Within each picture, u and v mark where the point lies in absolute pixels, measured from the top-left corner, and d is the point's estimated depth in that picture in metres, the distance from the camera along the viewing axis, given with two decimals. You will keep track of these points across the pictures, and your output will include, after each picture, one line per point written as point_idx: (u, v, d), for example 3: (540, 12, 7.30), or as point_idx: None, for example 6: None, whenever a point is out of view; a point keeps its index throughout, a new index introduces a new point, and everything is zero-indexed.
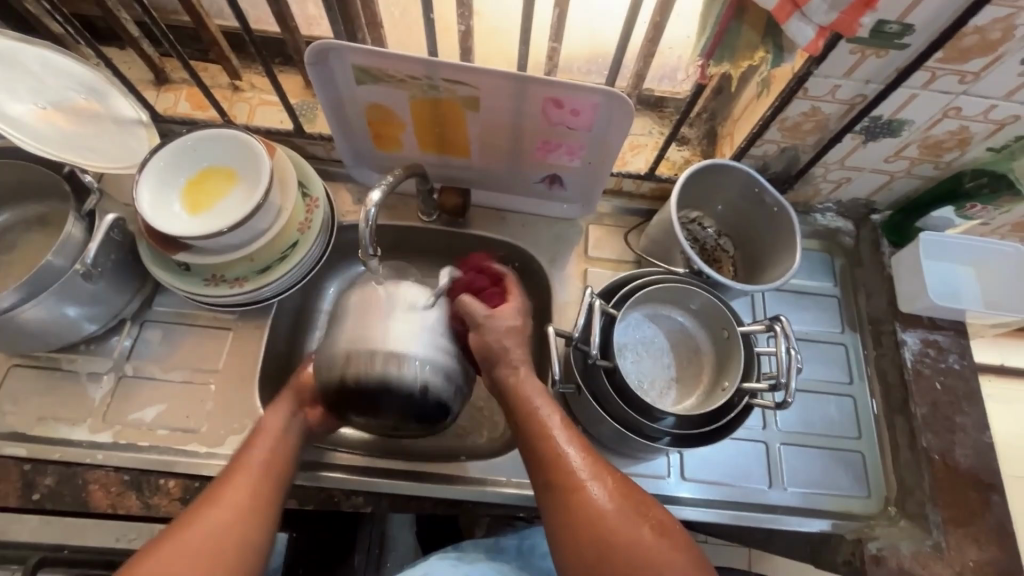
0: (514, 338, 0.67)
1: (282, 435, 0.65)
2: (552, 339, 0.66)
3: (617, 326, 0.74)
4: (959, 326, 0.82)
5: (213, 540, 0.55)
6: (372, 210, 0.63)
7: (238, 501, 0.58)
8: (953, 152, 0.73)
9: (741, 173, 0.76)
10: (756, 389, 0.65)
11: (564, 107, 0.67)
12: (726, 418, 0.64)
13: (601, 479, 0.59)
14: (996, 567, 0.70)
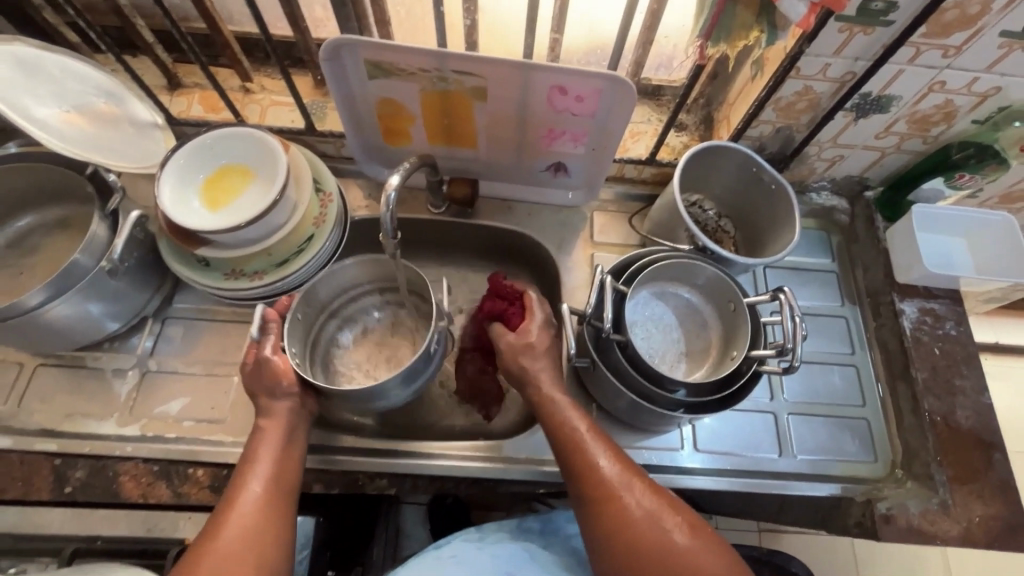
0: (543, 358, 0.69)
1: (284, 441, 0.64)
2: (566, 316, 0.68)
3: (626, 305, 0.77)
4: (954, 294, 0.85)
5: (232, 564, 0.55)
6: (392, 195, 0.65)
7: (248, 518, 0.58)
8: (940, 126, 0.77)
9: (739, 154, 0.79)
10: (763, 355, 0.67)
11: (568, 94, 0.70)
12: (736, 386, 0.67)
13: (633, 484, 0.60)
14: (1001, 521, 0.72)
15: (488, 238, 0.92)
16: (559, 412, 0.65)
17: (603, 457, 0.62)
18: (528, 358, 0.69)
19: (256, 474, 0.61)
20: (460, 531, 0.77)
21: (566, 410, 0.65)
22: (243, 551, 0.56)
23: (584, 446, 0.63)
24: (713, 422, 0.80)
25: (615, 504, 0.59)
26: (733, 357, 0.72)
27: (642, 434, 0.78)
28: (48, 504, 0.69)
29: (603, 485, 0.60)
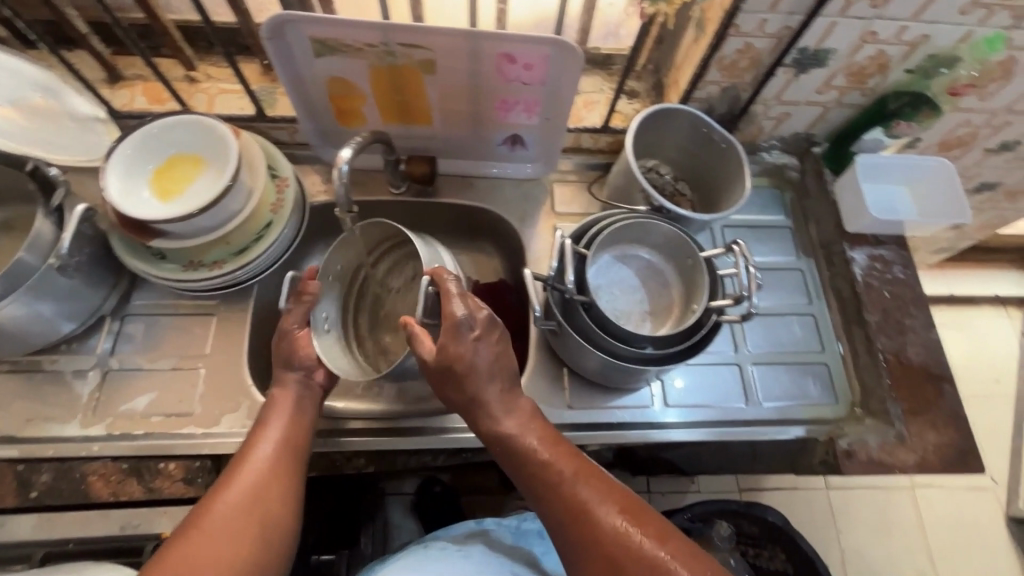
0: (487, 364, 0.64)
1: (294, 412, 0.64)
2: (529, 280, 0.69)
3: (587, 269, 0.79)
4: (900, 239, 0.89)
5: (242, 520, 0.53)
6: (345, 167, 0.65)
7: (257, 480, 0.57)
8: (876, 78, 0.80)
9: (689, 116, 0.80)
10: (722, 305, 0.70)
11: (517, 63, 0.71)
12: (696, 338, 0.69)
13: (610, 507, 0.58)
14: (954, 447, 0.76)
15: (453, 216, 0.93)
16: (524, 447, 0.63)
17: (576, 483, 0.60)
18: (460, 380, 0.63)
19: (267, 440, 0.60)
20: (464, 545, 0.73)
21: (529, 440, 0.63)
22: (252, 509, 0.54)
23: (555, 478, 0.61)
24: (681, 375, 0.83)
25: (593, 535, 0.57)
26: (692, 312, 0.75)
27: (612, 393, 0.81)
28: (13, 511, 0.68)
29: (581, 513, 0.58)
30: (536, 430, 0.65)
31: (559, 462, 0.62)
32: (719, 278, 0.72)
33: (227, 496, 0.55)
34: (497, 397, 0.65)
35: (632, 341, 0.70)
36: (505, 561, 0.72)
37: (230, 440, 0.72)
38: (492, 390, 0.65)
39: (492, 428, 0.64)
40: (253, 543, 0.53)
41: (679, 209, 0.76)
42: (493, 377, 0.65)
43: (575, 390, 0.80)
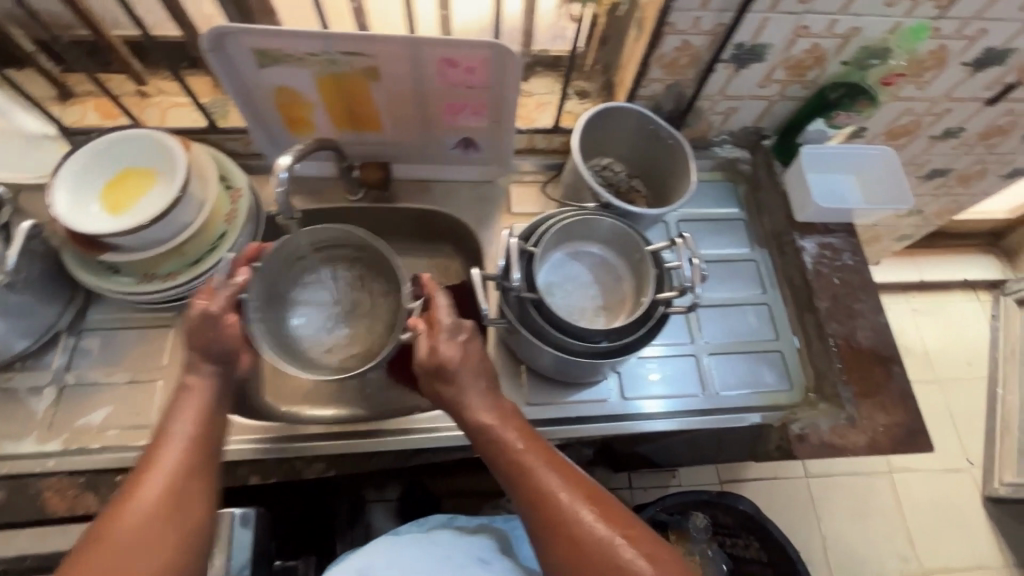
0: (473, 364, 0.66)
1: (206, 405, 0.62)
2: (478, 280, 0.69)
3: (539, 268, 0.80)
4: (849, 227, 0.91)
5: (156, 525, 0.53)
6: (284, 174, 0.66)
7: (170, 479, 0.55)
8: (814, 70, 0.82)
9: (635, 113, 0.82)
10: (669, 297, 0.71)
11: (458, 66, 0.72)
12: (643, 330, 0.70)
13: (580, 498, 0.59)
14: (903, 428, 0.78)
15: (411, 220, 0.94)
16: (500, 438, 0.63)
17: (550, 475, 0.61)
18: (450, 373, 0.65)
19: (179, 436, 0.59)
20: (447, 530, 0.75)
21: (506, 431, 0.63)
22: (165, 513, 0.53)
23: (529, 468, 0.61)
24: (638, 368, 0.84)
25: (562, 523, 0.58)
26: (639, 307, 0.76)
27: (570, 388, 0.82)
28: None
29: (553, 503, 0.59)
30: (512, 423, 0.65)
31: (534, 453, 0.62)
32: (665, 271, 0.74)
33: (139, 500, 0.53)
34: (479, 392, 0.66)
35: (584, 336, 0.71)
36: (471, 548, 0.72)
37: None
38: (472, 386, 0.66)
39: (470, 419, 0.64)
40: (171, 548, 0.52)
41: (625, 204, 0.78)
42: (478, 375, 0.66)
43: (533, 387, 0.81)
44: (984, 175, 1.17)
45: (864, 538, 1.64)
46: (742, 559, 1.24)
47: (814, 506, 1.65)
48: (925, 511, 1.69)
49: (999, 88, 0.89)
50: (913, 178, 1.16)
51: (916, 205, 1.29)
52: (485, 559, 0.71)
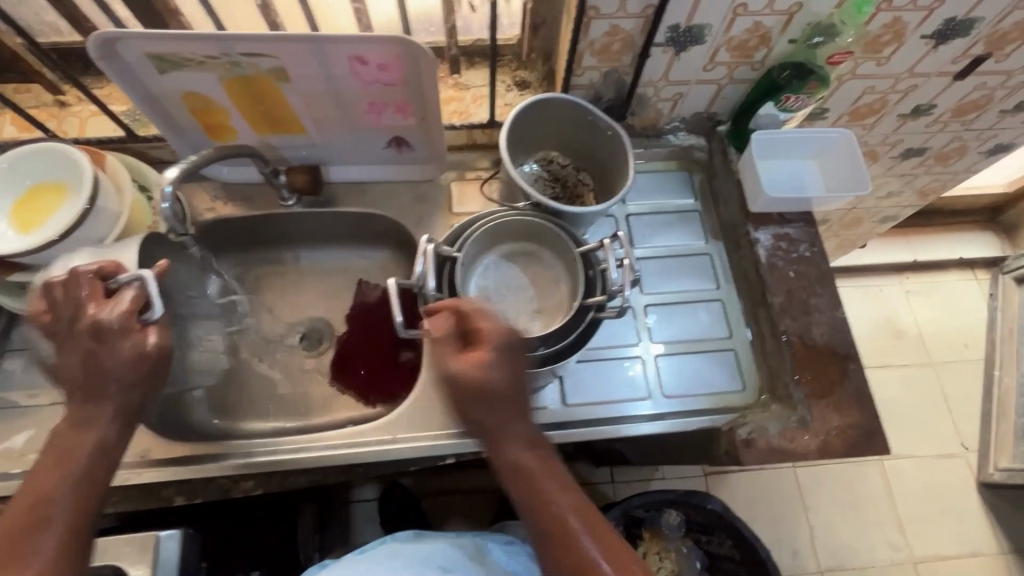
0: (510, 394, 0.59)
1: (96, 445, 0.54)
2: (394, 290, 0.65)
3: (471, 273, 0.76)
4: (807, 216, 0.86)
5: None
6: (170, 188, 0.62)
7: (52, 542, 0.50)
8: (761, 50, 0.77)
9: (570, 105, 0.78)
10: (598, 302, 0.68)
11: (369, 64, 0.68)
12: (574, 337, 0.68)
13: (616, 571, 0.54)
14: (857, 430, 0.74)
15: (349, 224, 0.90)
16: (538, 486, 0.57)
17: (584, 536, 0.56)
18: (487, 406, 0.58)
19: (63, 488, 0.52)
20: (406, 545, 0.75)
21: (543, 483, 0.57)
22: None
23: (564, 530, 0.55)
24: (581, 373, 0.81)
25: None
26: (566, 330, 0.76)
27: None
28: None
29: (584, 570, 0.54)
30: (549, 471, 0.58)
31: (574, 514, 0.57)
32: (597, 274, 0.72)
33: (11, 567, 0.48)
34: (518, 432, 0.59)
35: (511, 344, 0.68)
36: (434, 558, 0.74)
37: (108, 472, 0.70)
38: (511, 425, 0.59)
39: (506, 463, 0.58)
40: None
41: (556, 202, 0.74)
42: (516, 413, 0.59)
43: None
44: (964, 153, 1.10)
45: (854, 528, 1.59)
46: (717, 557, 1.21)
47: (802, 497, 1.61)
48: (918, 499, 1.64)
49: (966, 61, 0.83)
50: (887, 158, 1.10)
51: (895, 185, 1.22)
52: (446, 568, 0.73)
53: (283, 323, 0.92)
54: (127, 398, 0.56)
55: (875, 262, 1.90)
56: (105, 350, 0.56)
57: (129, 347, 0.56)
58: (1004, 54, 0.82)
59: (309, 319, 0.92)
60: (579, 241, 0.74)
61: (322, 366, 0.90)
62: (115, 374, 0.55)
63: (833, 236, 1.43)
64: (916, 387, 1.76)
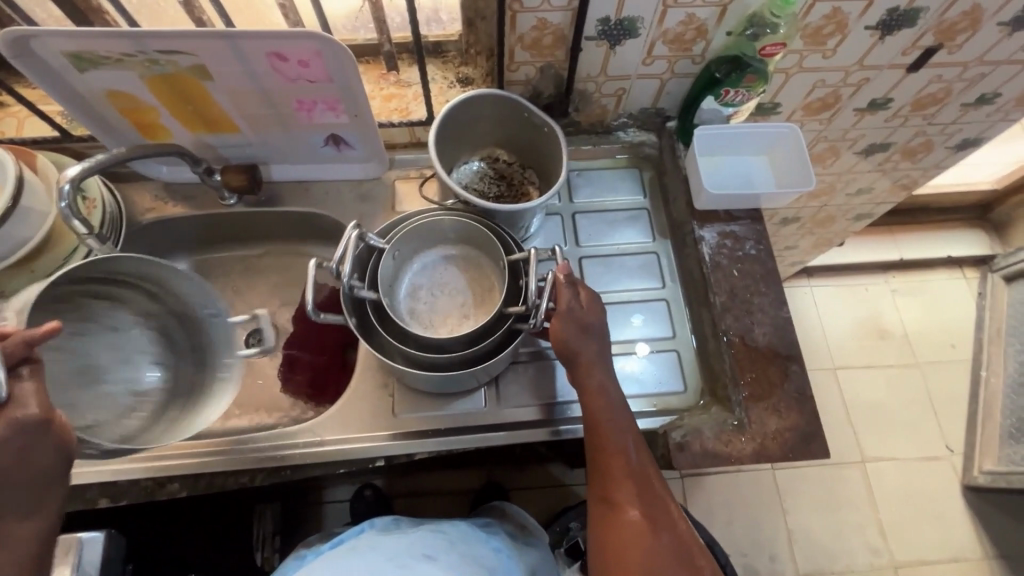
0: (595, 333, 0.67)
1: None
2: (312, 272, 0.61)
3: (404, 269, 0.76)
4: (755, 213, 0.84)
5: None
6: (70, 186, 0.63)
7: None
8: (699, 43, 0.75)
9: (504, 100, 0.76)
10: (517, 312, 0.66)
11: (290, 60, 0.67)
12: (490, 341, 0.66)
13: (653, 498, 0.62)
14: (796, 432, 0.71)
15: (294, 223, 0.90)
16: (606, 411, 0.64)
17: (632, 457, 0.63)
18: (579, 331, 0.66)
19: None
20: (387, 530, 0.75)
21: (614, 411, 0.64)
22: None
23: (617, 453, 0.63)
24: (518, 375, 0.77)
25: (621, 496, 0.61)
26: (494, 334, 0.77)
27: (441, 397, 0.76)
28: None
29: (625, 488, 0.61)
30: (618, 404, 0.65)
31: (630, 444, 0.64)
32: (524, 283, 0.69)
33: None
34: (603, 366, 0.66)
35: (426, 344, 0.67)
36: (415, 548, 0.69)
37: None
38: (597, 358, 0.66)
39: (585, 385, 0.65)
40: None
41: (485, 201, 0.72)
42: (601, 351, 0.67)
43: (403, 398, 0.76)
44: (930, 148, 1.08)
45: (833, 530, 1.54)
46: None
47: (779, 497, 1.57)
48: (902, 501, 1.59)
49: (917, 52, 0.80)
50: (850, 153, 1.07)
51: (864, 181, 1.19)
52: (431, 555, 0.68)
53: None
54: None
55: (860, 260, 1.85)
56: None
57: None
58: (956, 45, 0.79)
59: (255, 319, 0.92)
60: (509, 244, 0.72)
61: (264, 366, 0.89)
62: None
63: (807, 233, 1.40)
64: (901, 387, 1.72)
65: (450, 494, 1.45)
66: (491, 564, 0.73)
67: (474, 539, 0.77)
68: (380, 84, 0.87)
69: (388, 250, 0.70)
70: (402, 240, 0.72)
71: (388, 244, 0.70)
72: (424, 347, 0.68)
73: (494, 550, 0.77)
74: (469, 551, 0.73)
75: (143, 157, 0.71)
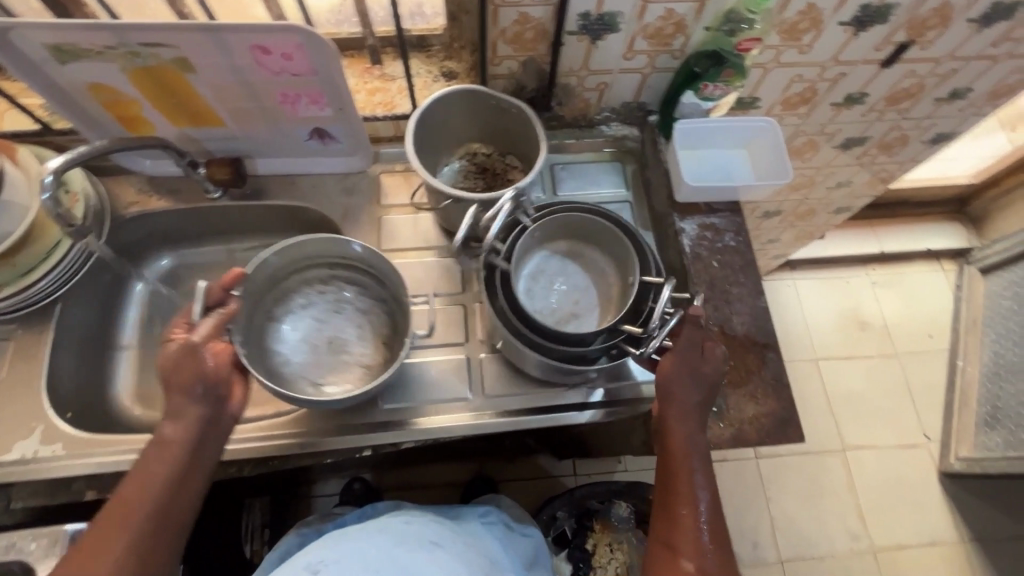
0: (700, 386, 0.67)
1: (187, 434, 0.60)
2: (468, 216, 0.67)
3: (537, 246, 0.78)
4: (734, 206, 0.86)
5: (148, 537, 0.56)
6: (52, 177, 0.63)
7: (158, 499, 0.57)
8: (678, 38, 0.76)
9: (481, 94, 0.77)
10: (629, 330, 0.66)
11: (273, 53, 0.68)
12: (592, 348, 0.67)
13: (717, 556, 0.62)
14: (772, 418, 0.74)
15: (279, 217, 0.90)
16: (689, 459, 0.65)
17: (705, 512, 0.64)
18: (682, 380, 0.66)
19: (155, 465, 0.58)
20: (397, 513, 0.75)
21: (696, 463, 0.65)
22: (157, 528, 0.57)
23: (689, 504, 0.64)
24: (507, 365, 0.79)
25: (682, 543, 0.62)
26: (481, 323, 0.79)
27: (423, 387, 0.77)
28: None
29: (690, 537, 0.62)
30: (701, 459, 0.66)
31: (706, 498, 0.64)
32: (651, 308, 0.67)
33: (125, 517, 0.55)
34: (695, 418, 0.66)
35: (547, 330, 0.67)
36: (424, 534, 0.69)
37: (18, 467, 0.70)
38: (693, 410, 0.66)
39: (677, 431, 0.66)
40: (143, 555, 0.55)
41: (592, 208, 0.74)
42: (699, 402, 0.67)
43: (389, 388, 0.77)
44: (907, 141, 1.10)
45: (815, 516, 1.58)
46: None
47: (762, 485, 1.60)
48: (881, 487, 1.63)
49: (890, 47, 0.82)
50: (828, 147, 1.09)
51: (843, 174, 1.21)
52: (439, 543, 0.68)
53: None
54: (186, 393, 0.61)
55: (841, 253, 1.89)
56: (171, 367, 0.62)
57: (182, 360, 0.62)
58: (927, 41, 0.82)
59: None
60: (647, 263, 0.71)
61: None
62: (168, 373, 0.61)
63: (788, 227, 1.42)
64: (881, 378, 1.76)
65: (438, 487, 1.46)
66: (493, 554, 0.74)
67: (475, 531, 0.78)
68: (365, 78, 0.87)
69: (533, 228, 0.72)
70: (545, 224, 0.74)
71: (533, 223, 0.72)
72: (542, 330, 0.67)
73: (490, 539, 0.78)
74: (473, 543, 0.74)
75: (125, 150, 0.71)
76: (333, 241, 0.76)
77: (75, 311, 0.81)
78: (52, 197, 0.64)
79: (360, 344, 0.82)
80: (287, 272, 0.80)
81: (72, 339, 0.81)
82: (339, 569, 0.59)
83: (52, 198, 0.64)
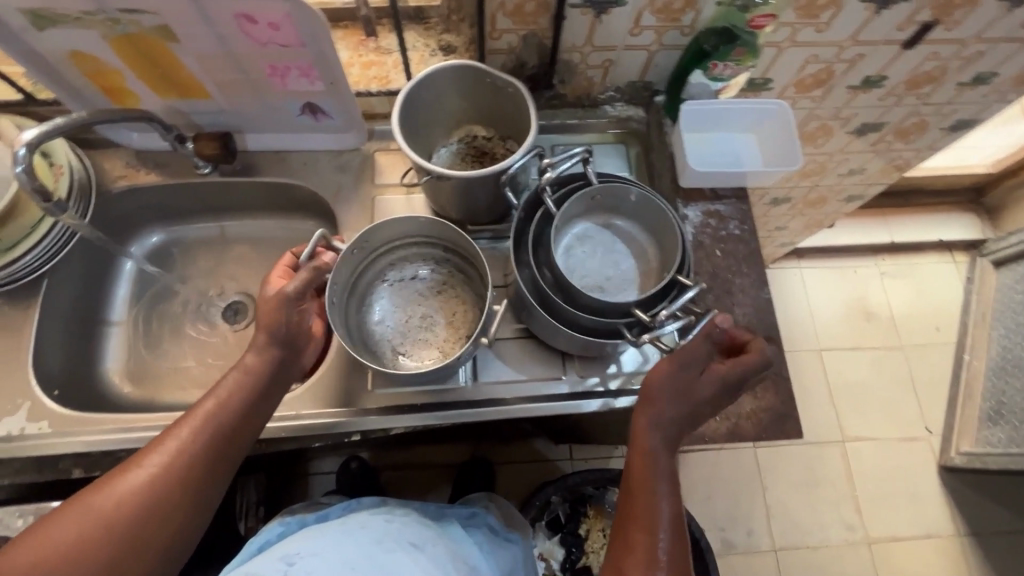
0: (686, 404, 0.64)
1: (262, 373, 0.63)
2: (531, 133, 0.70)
3: (592, 212, 0.76)
4: (741, 192, 0.82)
5: (213, 458, 0.59)
6: (26, 150, 0.60)
7: (227, 428, 0.60)
8: (688, 14, 0.72)
9: (474, 71, 0.74)
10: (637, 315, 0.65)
11: (259, 22, 0.64)
12: (587, 317, 0.66)
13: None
14: (770, 413, 0.72)
15: (271, 193, 0.88)
16: (653, 480, 0.62)
17: (664, 538, 0.60)
18: (664, 396, 0.64)
19: (231, 392, 0.61)
20: (383, 511, 0.74)
21: (660, 485, 0.62)
22: (220, 454, 0.59)
23: (649, 527, 0.60)
24: (498, 349, 0.77)
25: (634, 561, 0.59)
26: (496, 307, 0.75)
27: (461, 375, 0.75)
28: None
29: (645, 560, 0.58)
30: (665, 481, 0.63)
31: (669, 522, 0.61)
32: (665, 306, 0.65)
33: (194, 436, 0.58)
34: (666, 437, 0.64)
35: (562, 283, 0.67)
36: (403, 534, 0.68)
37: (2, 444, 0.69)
38: (668, 428, 0.64)
39: (645, 447, 0.63)
40: (202, 477, 0.58)
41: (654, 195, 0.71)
42: (677, 421, 0.64)
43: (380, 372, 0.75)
44: (924, 128, 1.06)
45: (811, 507, 1.57)
46: None
47: (759, 475, 1.59)
48: (880, 479, 1.62)
49: (914, 28, 0.78)
50: (842, 133, 1.05)
51: (856, 161, 1.17)
52: (418, 545, 0.67)
53: (205, 295, 0.91)
54: (274, 337, 0.65)
55: (850, 243, 1.84)
56: (266, 309, 0.65)
57: (275, 308, 0.65)
58: (953, 22, 0.77)
59: (232, 291, 0.91)
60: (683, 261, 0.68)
61: (241, 340, 0.88)
62: (267, 314, 0.64)
63: (797, 214, 1.38)
64: (884, 370, 1.73)
65: (439, 465, 1.46)
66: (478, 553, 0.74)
67: (457, 536, 0.76)
68: (359, 51, 0.84)
69: (594, 189, 0.70)
70: (608, 192, 0.72)
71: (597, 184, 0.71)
72: (558, 283, 0.68)
73: (469, 540, 0.77)
74: (452, 546, 0.73)
75: (106, 122, 0.68)
76: (440, 224, 0.74)
77: (62, 287, 0.80)
78: (28, 170, 0.61)
79: (444, 330, 0.78)
80: (401, 243, 0.78)
81: (59, 315, 0.79)
82: (315, 562, 0.58)
83: (29, 172, 0.62)
